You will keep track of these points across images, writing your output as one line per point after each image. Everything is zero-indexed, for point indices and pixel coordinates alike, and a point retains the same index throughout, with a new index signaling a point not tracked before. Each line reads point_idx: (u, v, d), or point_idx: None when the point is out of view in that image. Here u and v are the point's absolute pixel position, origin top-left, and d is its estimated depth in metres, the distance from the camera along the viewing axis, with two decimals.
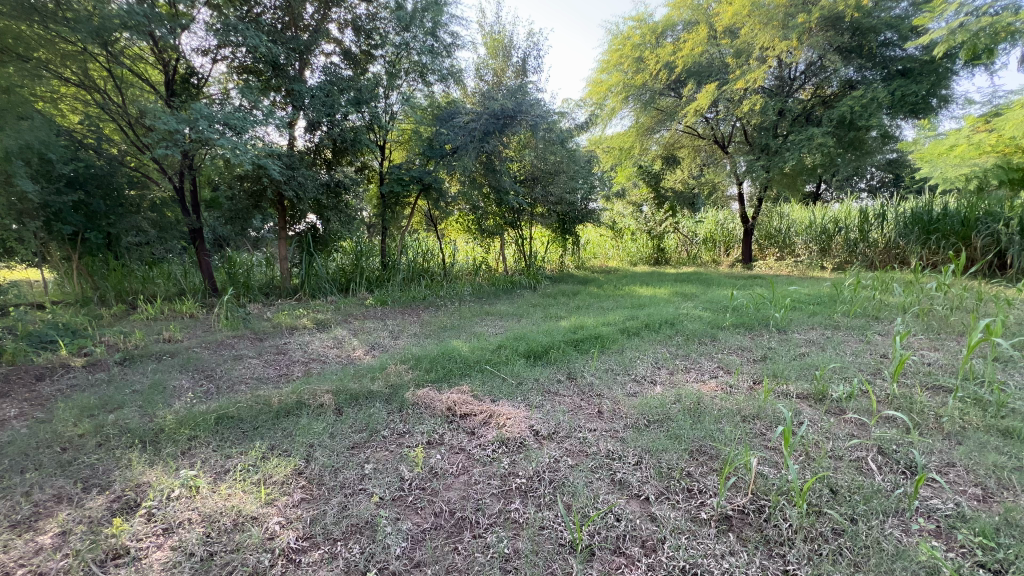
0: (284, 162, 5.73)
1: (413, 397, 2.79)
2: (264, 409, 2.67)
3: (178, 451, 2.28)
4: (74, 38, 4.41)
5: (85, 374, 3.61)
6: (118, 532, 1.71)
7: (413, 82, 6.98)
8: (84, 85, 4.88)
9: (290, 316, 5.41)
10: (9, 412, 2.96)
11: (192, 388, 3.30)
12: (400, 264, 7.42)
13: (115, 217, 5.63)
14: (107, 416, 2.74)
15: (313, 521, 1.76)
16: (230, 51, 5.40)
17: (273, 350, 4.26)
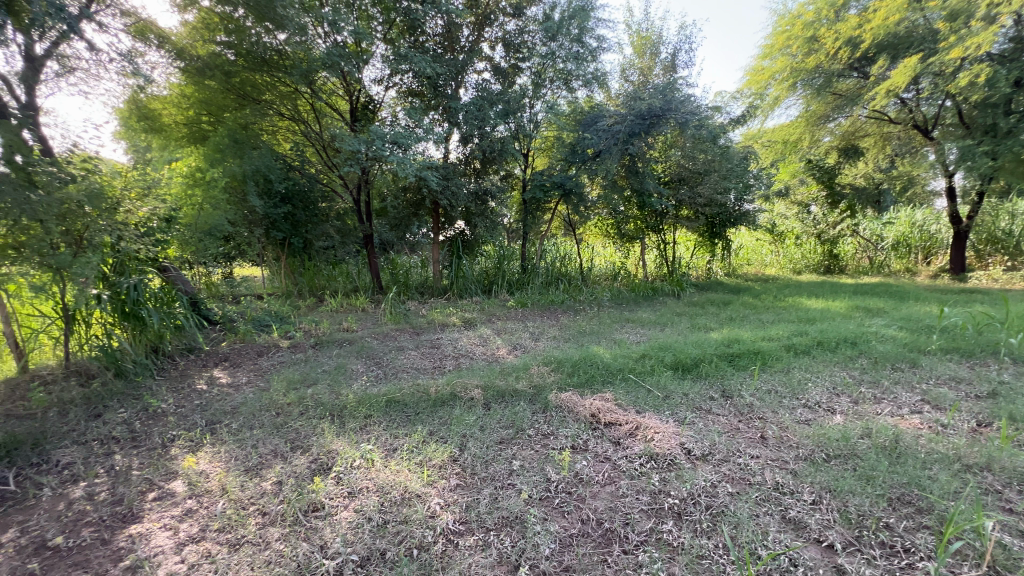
0: (441, 174, 6.31)
1: (557, 399, 2.83)
2: (424, 397, 2.96)
3: (357, 426, 2.65)
4: (290, 81, 5.54)
5: (289, 353, 4.44)
6: (317, 489, 2.04)
7: (557, 89, 7.10)
8: (295, 118, 5.98)
9: (442, 314, 5.93)
10: (241, 379, 3.77)
11: (366, 372, 3.83)
12: (540, 269, 7.65)
13: (312, 225, 6.77)
14: (306, 389, 3.32)
15: (469, 508, 1.89)
16: (400, 78, 6.15)
17: (428, 344, 4.72)
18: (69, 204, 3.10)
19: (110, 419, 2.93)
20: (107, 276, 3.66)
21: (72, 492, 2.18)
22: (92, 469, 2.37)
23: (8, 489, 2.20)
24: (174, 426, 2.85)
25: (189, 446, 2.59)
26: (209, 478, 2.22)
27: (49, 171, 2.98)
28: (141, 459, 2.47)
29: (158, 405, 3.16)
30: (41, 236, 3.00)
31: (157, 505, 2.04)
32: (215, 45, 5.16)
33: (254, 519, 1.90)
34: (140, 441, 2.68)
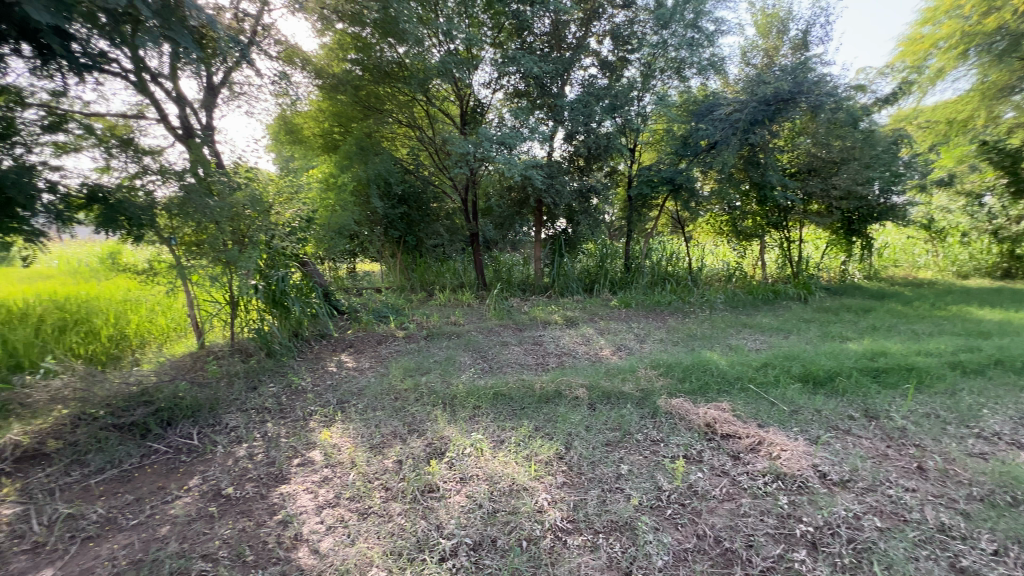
0: (546, 172, 6.36)
1: (666, 405, 2.71)
2: (529, 392, 3.01)
3: (467, 416, 2.78)
4: (408, 90, 5.98)
5: (404, 343, 4.81)
6: (433, 471, 2.17)
7: (668, 80, 6.74)
8: (411, 125, 6.44)
9: (544, 311, 5.99)
10: (365, 364, 4.17)
11: (473, 365, 4.00)
12: (645, 268, 7.37)
13: (424, 224, 7.27)
14: (420, 377, 3.57)
15: (576, 507, 1.88)
16: (507, 80, 6.32)
17: (531, 340, 4.79)
18: (238, 208, 3.75)
19: (263, 391, 3.43)
20: (262, 269, 4.20)
21: (237, 451, 2.59)
22: (251, 433, 2.79)
23: (193, 443, 2.67)
24: (312, 402, 3.24)
25: (324, 421, 2.92)
26: (341, 450, 2.49)
27: (224, 182, 3.70)
28: (287, 429, 2.85)
29: (299, 383, 3.62)
30: (215, 235, 3.68)
31: (300, 470, 2.34)
32: (347, 63, 5.73)
33: (379, 492, 2.09)
34: (286, 413, 3.08)
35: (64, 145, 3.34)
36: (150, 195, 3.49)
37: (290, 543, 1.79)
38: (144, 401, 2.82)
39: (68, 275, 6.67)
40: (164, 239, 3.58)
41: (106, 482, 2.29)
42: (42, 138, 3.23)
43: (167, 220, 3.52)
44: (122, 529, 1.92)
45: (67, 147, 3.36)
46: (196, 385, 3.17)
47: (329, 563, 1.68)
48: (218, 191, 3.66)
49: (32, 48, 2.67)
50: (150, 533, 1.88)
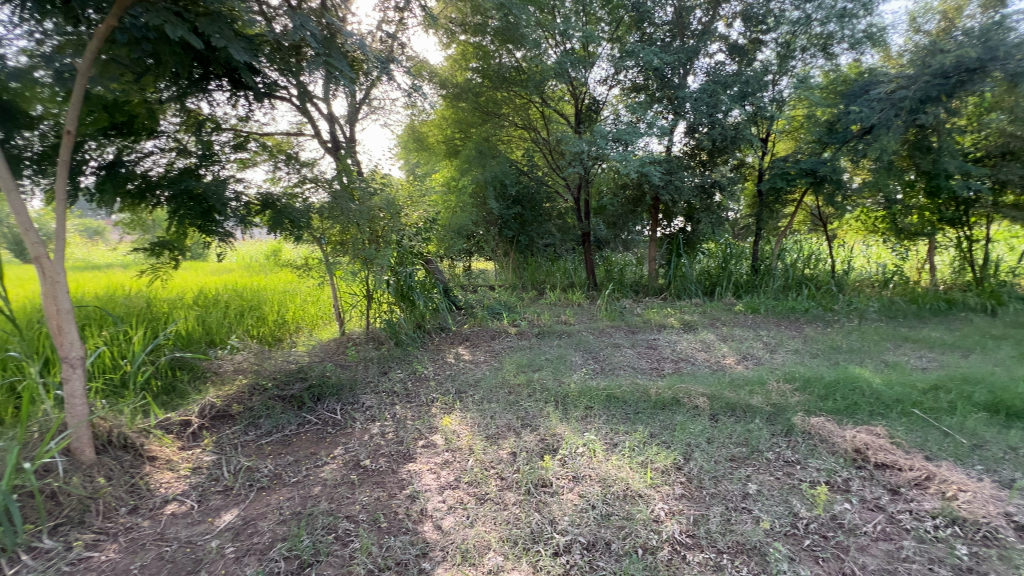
0: (664, 168, 6.05)
1: (803, 423, 2.43)
2: (643, 397, 2.91)
3: (579, 415, 2.78)
4: (524, 93, 6.11)
5: (516, 340, 4.95)
6: (546, 466, 2.22)
7: (811, 58, 6.00)
8: (527, 127, 6.57)
9: (659, 314, 5.73)
10: (480, 357, 4.39)
11: (584, 365, 3.98)
12: (777, 270, 6.66)
13: (537, 224, 7.35)
14: (533, 374, 3.65)
15: (697, 522, 1.80)
16: (624, 75, 6.17)
17: (645, 344, 4.61)
18: (375, 211, 4.18)
19: (392, 376, 3.79)
20: (393, 266, 4.63)
21: (371, 428, 2.90)
22: (382, 413, 3.10)
23: (336, 418, 3.05)
24: (434, 390, 3.50)
25: (445, 408, 3.15)
26: (460, 437, 2.65)
27: (364, 188, 4.14)
28: (412, 412, 3.12)
29: (422, 371, 3.93)
30: (357, 234, 4.11)
31: (425, 451, 2.55)
32: (468, 72, 6.13)
33: (495, 480, 2.19)
34: (412, 398, 3.38)
35: (243, 162, 4.04)
36: (307, 200, 4.10)
37: (417, 516, 1.96)
38: (301, 377, 3.25)
39: (247, 269, 8.03)
40: (315, 238, 4.16)
41: (273, 443, 2.71)
42: (231, 156, 3.95)
43: (319, 221, 4.09)
44: (285, 484, 2.26)
45: (247, 163, 4.07)
46: (339, 367, 3.61)
47: (452, 540, 1.81)
48: (358, 197, 4.13)
49: (228, 85, 3.31)
50: (306, 491, 2.19)
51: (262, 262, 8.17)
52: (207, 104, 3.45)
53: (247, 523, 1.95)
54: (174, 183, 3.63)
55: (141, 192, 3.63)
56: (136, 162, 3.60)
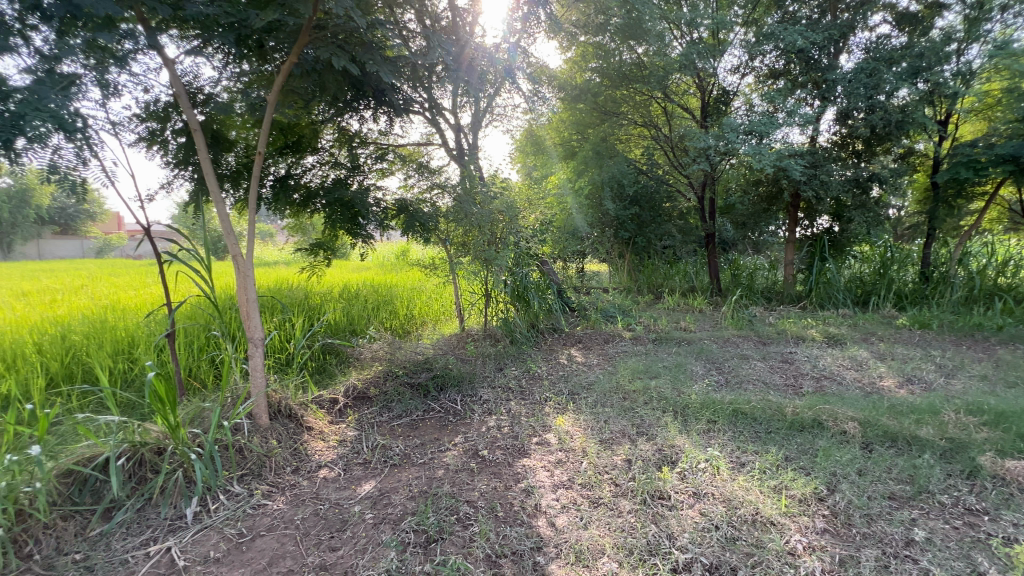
0: (808, 161, 5.38)
1: (996, 468, 2.03)
2: (777, 416, 2.63)
3: (701, 429, 2.61)
4: (645, 90, 5.90)
5: (631, 344, 4.81)
6: (664, 478, 2.12)
7: (1015, 18, 4.89)
8: (648, 123, 6.33)
9: (796, 324, 5.12)
10: (593, 360, 4.35)
11: (706, 376, 3.72)
12: (957, 279, 5.55)
13: (656, 225, 7.02)
14: (649, 380, 3.51)
15: (843, 563, 1.61)
16: (761, 60, 5.63)
17: (779, 357, 4.16)
18: (495, 214, 4.36)
19: (508, 373, 3.93)
20: (511, 266, 4.75)
21: (488, 420, 3.05)
22: (499, 407, 3.24)
23: (457, 408, 3.26)
24: (548, 389, 3.56)
25: (558, 408, 3.19)
26: (573, 438, 2.66)
27: (486, 192, 4.36)
28: (527, 409, 3.21)
29: (536, 370, 4.02)
30: (480, 235, 4.31)
31: (539, 448, 2.61)
32: (587, 72, 6.10)
33: (609, 485, 2.16)
34: (526, 395, 3.48)
35: (382, 171, 4.53)
36: (434, 204, 4.46)
37: (532, 510, 2.02)
38: (427, 367, 3.52)
39: (382, 267, 8.95)
40: (441, 240, 4.52)
41: (403, 426, 2.99)
42: (373, 166, 4.47)
43: (445, 224, 4.43)
44: (414, 464, 2.49)
45: (386, 172, 4.54)
46: (460, 360, 3.86)
47: (565, 539, 1.84)
48: (480, 201, 4.36)
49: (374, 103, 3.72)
50: (431, 472, 2.38)
51: (394, 262, 9.04)
52: (357, 120, 3.92)
53: (382, 495, 2.18)
54: (330, 192, 4.18)
55: (304, 201, 4.22)
56: (301, 175, 4.22)
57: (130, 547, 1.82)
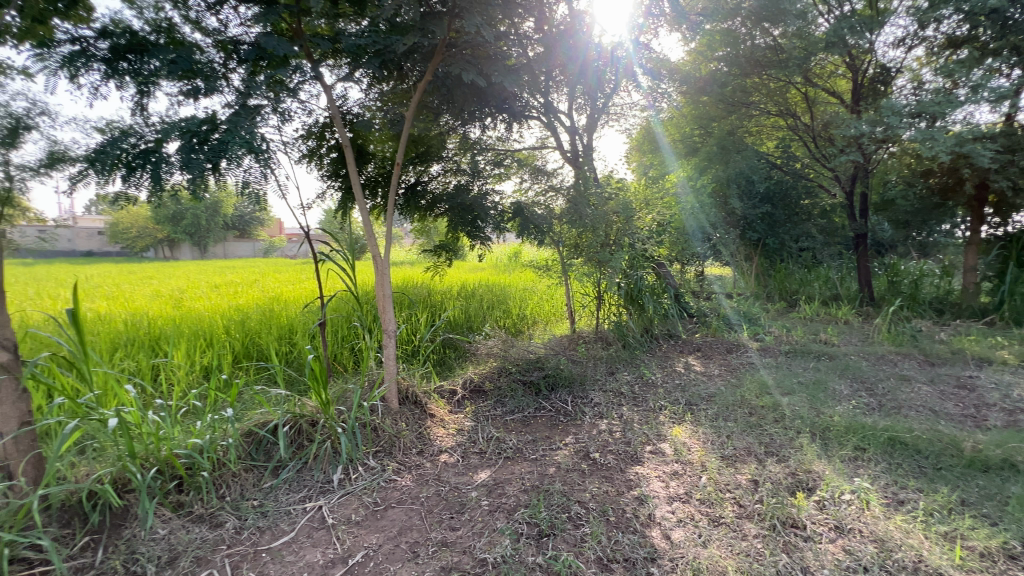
0: (1000, 145, 4.42)
1: None
2: (950, 450, 2.29)
3: (847, 456, 2.31)
4: (783, 76, 5.34)
5: (759, 356, 4.39)
6: (799, 505, 1.93)
7: None
8: (783, 112, 5.72)
9: (979, 344, 4.23)
10: (714, 370, 4.07)
11: (853, 396, 3.25)
12: None
13: (791, 226, 6.30)
14: (781, 396, 3.19)
15: None
16: (935, 28, 4.76)
17: (953, 381, 3.49)
18: (610, 215, 4.31)
19: (620, 378, 3.84)
20: (625, 269, 4.62)
21: (599, 424, 3.02)
22: (610, 412, 3.20)
23: (567, 408, 3.28)
24: (663, 397, 3.41)
25: (674, 417, 3.05)
26: (691, 451, 2.53)
27: (600, 194, 4.33)
28: (640, 416, 3.12)
29: (650, 376, 3.87)
30: (594, 236, 4.27)
31: (653, 457, 2.52)
32: (714, 62, 5.63)
33: (731, 505, 2.02)
34: (639, 402, 3.38)
35: (500, 176, 4.74)
36: (547, 206, 4.59)
37: (645, 520, 1.96)
38: (538, 366, 3.62)
39: (495, 269, 9.35)
40: (555, 242, 4.60)
41: (516, 421, 3.09)
42: (491, 172, 4.70)
43: (559, 226, 4.51)
44: (526, 459, 2.57)
45: (503, 177, 4.76)
46: (571, 361, 3.88)
47: (681, 554, 1.76)
48: (595, 202, 4.34)
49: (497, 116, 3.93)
50: (542, 469, 2.43)
51: (507, 264, 9.38)
52: (478, 129, 4.16)
53: (497, 485, 2.28)
54: (452, 198, 4.46)
55: (430, 206, 4.55)
56: (427, 182, 4.53)
57: (292, 501, 2.14)
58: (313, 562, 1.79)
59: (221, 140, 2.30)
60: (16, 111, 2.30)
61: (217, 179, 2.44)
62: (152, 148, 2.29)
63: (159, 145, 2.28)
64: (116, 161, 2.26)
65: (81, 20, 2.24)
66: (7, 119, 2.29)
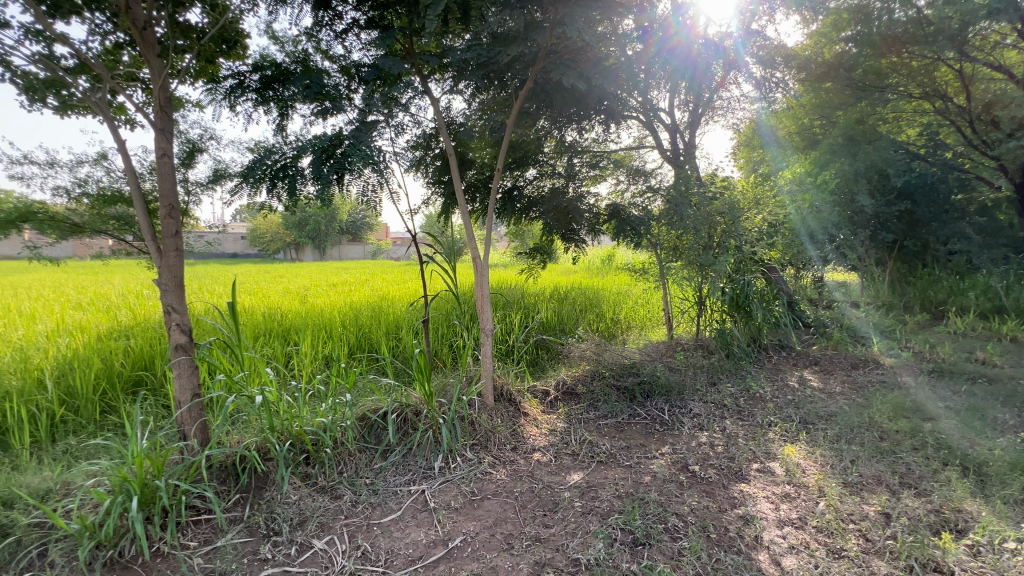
0: None
1: None
2: None
3: (1011, 499, 2.00)
4: (930, 52, 4.64)
5: (893, 374, 3.85)
6: (945, 547, 1.72)
7: None
8: (929, 92, 4.99)
9: None
10: (836, 388, 3.64)
11: (1022, 428, 2.72)
12: None
13: (939, 224, 5.18)
14: (922, 421, 2.78)
15: None
16: None
17: None
18: (714, 216, 4.06)
19: (722, 389, 3.59)
20: (731, 273, 4.32)
21: (699, 436, 2.87)
22: (711, 424, 3.02)
23: (664, 417, 3.16)
24: (773, 413, 3.15)
25: (786, 435, 2.81)
26: (806, 473, 2.32)
27: (703, 194, 4.10)
28: (745, 431, 2.90)
29: (758, 390, 3.57)
30: (695, 238, 4.06)
31: (761, 476, 2.35)
32: (840, 43, 5.10)
33: (855, 538, 1.82)
34: (745, 416, 3.15)
35: (595, 177, 4.71)
36: (645, 208, 4.52)
37: (751, 542, 1.84)
38: (633, 372, 3.54)
39: (588, 272, 9.28)
40: (652, 245, 4.53)
41: (609, 425, 3.04)
42: (587, 174, 4.68)
43: (657, 228, 4.42)
44: (620, 465, 2.52)
45: (598, 178, 4.73)
46: (669, 369, 3.72)
47: None
48: (697, 203, 4.12)
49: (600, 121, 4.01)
50: (637, 477, 2.38)
51: (600, 267, 9.26)
52: (574, 131, 4.16)
53: (590, 488, 2.28)
54: (550, 202, 4.49)
55: (525, 209, 4.58)
56: (523, 188, 4.52)
57: (398, 483, 2.33)
58: (418, 540, 1.93)
59: (345, 152, 2.52)
60: (192, 137, 2.78)
61: (341, 188, 2.72)
62: (290, 163, 2.62)
63: (295, 161, 2.60)
64: (263, 175, 2.62)
65: (239, 58, 2.64)
66: (185, 144, 2.78)
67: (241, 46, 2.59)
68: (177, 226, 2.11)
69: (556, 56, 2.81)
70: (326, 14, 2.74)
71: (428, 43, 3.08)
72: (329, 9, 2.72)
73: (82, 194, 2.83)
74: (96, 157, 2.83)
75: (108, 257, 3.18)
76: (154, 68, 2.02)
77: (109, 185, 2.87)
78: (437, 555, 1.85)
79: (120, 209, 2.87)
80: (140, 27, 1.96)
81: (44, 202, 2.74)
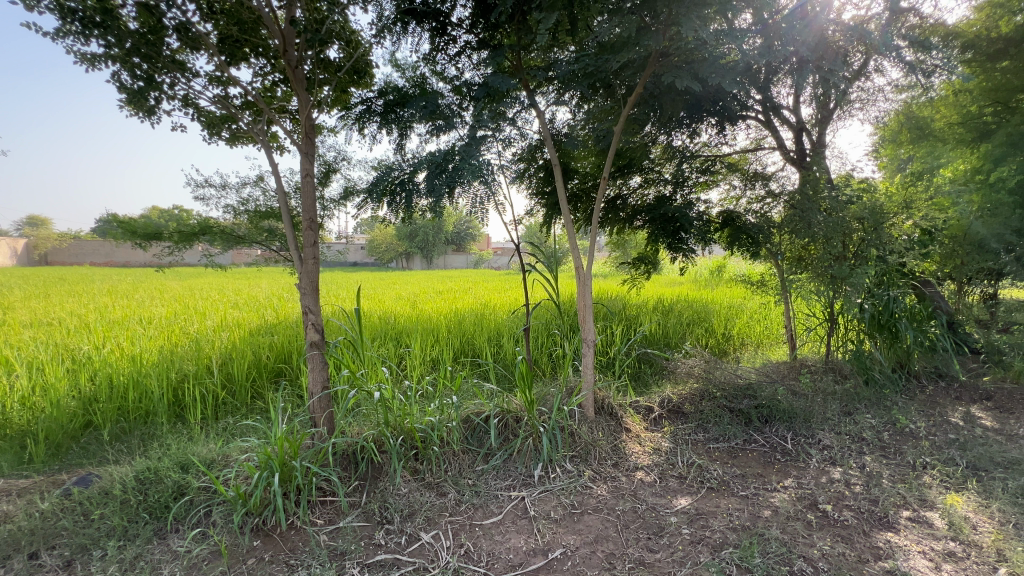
0: None
1: None
2: None
3: None
4: None
5: None
6: None
7: None
8: None
9: None
10: (1018, 430, 3.01)
11: None
12: None
13: None
14: None
15: None
16: None
17: None
18: (850, 222, 3.58)
19: (861, 420, 3.12)
20: (872, 287, 3.76)
21: (831, 472, 2.53)
22: (846, 459, 2.65)
23: (787, 446, 2.83)
24: (928, 452, 2.68)
25: (948, 482, 2.38)
26: (979, 532, 1.96)
27: (836, 197, 3.64)
28: (892, 472, 2.50)
29: (908, 425, 3.05)
30: (826, 247, 3.60)
31: (914, 527, 2.01)
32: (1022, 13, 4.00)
33: None
34: (891, 453, 2.71)
35: (706, 183, 4.45)
36: (764, 214, 4.14)
37: None
38: (749, 395, 3.23)
39: (696, 284, 8.76)
40: (772, 254, 4.12)
41: (721, 450, 2.80)
42: (697, 179, 4.39)
43: (779, 237, 4.02)
44: (735, 494, 2.31)
45: (709, 184, 4.46)
46: (793, 392, 3.34)
47: None
48: (827, 208, 3.65)
49: (714, 121, 3.75)
50: (756, 510, 2.15)
51: (709, 279, 8.70)
52: (683, 135, 3.94)
53: (700, 515, 2.12)
54: (654, 210, 4.33)
55: (629, 218, 4.55)
56: (627, 196, 4.46)
57: (499, 487, 2.38)
58: (518, 547, 1.94)
59: (456, 167, 2.65)
60: (328, 160, 3.14)
61: (451, 201, 2.88)
62: (407, 179, 2.83)
63: (412, 176, 2.80)
64: (385, 190, 2.86)
65: (366, 85, 2.94)
66: (323, 166, 3.15)
67: (369, 75, 2.87)
68: (315, 238, 2.39)
69: (668, 56, 2.71)
70: (442, 39, 2.94)
71: (535, 57, 3.16)
72: (445, 35, 2.91)
73: (243, 211, 3.35)
74: (255, 179, 3.32)
75: (260, 265, 3.67)
76: (302, 100, 2.32)
77: (263, 203, 3.36)
78: (536, 564, 1.84)
79: (271, 223, 3.33)
80: (293, 66, 2.27)
81: (217, 218, 3.27)
